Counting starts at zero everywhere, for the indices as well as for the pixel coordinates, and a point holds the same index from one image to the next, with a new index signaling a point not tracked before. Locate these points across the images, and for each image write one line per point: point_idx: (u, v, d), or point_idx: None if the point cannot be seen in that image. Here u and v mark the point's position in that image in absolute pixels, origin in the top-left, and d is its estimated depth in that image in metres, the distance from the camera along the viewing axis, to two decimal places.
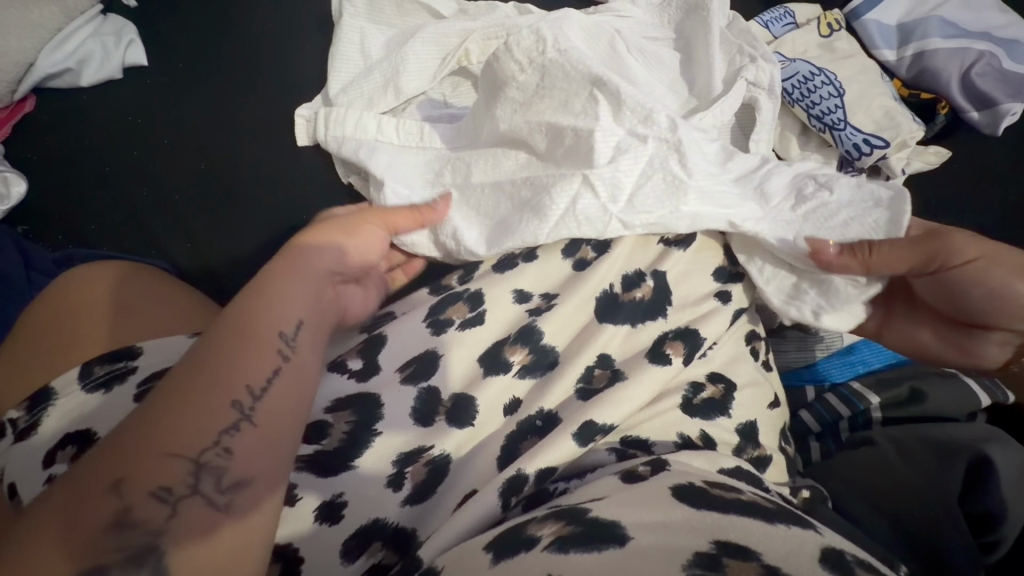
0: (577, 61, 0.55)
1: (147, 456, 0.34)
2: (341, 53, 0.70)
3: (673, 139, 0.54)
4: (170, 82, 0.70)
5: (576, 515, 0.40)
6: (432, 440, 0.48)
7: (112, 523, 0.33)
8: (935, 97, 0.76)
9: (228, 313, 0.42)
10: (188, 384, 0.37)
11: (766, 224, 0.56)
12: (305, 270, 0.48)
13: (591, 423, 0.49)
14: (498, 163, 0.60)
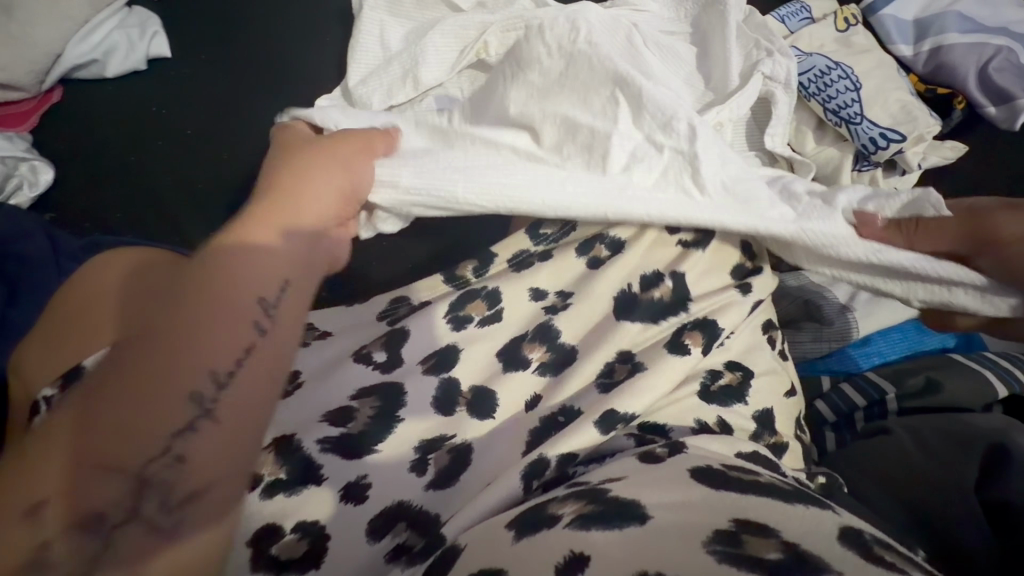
0: (602, 55, 0.59)
1: (90, 466, 0.32)
2: (362, 44, 0.71)
3: (688, 151, 0.54)
4: (193, 73, 0.71)
5: (596, 495, 0.41)
6: (454, 428, 0.49)
7: (28, 563, 0.31)
8: (951, 92, 0.76)
9: (178, 291, 0.38)
10: (133, 383, 0.34)
11: (816, 224, 0.53)
12: (274, 237, 0.44)
13: (614, 411, 0.50)
14: (498, 137, 0.59)
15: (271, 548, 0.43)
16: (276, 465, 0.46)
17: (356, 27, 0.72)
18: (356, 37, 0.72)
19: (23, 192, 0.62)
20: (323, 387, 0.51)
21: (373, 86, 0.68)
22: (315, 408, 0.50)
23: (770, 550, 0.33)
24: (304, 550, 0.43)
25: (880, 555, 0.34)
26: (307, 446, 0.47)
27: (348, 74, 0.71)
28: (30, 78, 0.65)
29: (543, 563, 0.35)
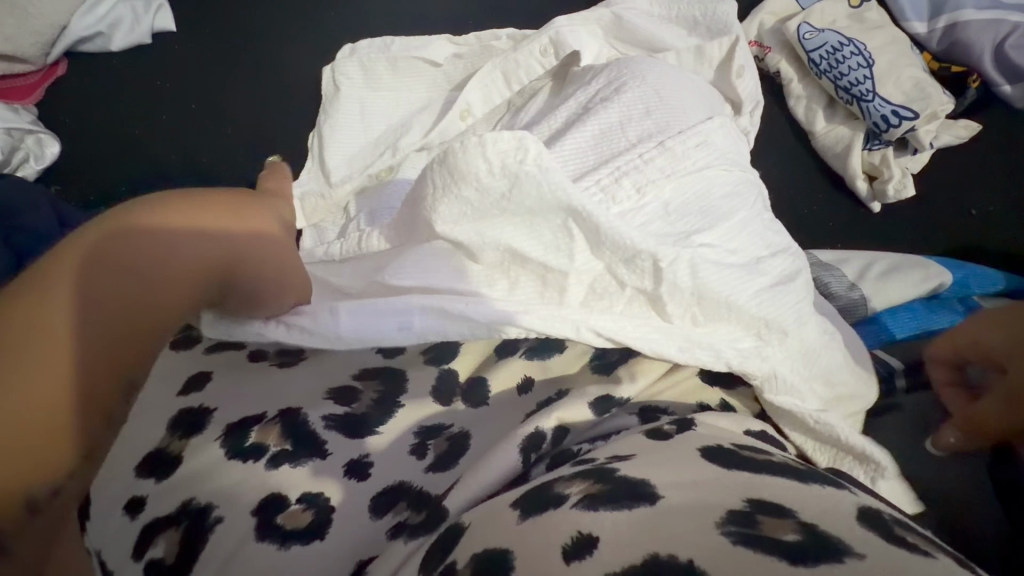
0: (552, 185, 0.46)
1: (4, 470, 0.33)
2: (342, 117, 0.68)
3: (651, 290, 0.48)
4: (193, 45, 0.70)
5: (604, 474, 0.41)
6: (452, 416, 0.50)
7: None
8: (967, 69, 0.74)
9: (101, 289, 0.40)
10: (71, 382, 0.36)
11: (784, 364, 0.50)
12: (171, 253, 0.44)
13: (609, 397, 0.51)
14: (442, 279, 0.51)
15: (276, 518, 0.43)
16: (280, 436, 0.47)
17: (333, 102, 0.68)
18: (331, 111, 0.68)
19: (29, 164, 0.63)
20: (327, 362, 0.53)
21: (346, 155, 0.67)
22: (318, 385, 0.51)
23: (788, 531, 0.33)
24: (309, 521, 0.43)
25: (900, 535, 0.33)
26: (312, 421, 0.48)
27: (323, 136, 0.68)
28: (35, 49, 0.64)
29: (553, 542, 0.35)
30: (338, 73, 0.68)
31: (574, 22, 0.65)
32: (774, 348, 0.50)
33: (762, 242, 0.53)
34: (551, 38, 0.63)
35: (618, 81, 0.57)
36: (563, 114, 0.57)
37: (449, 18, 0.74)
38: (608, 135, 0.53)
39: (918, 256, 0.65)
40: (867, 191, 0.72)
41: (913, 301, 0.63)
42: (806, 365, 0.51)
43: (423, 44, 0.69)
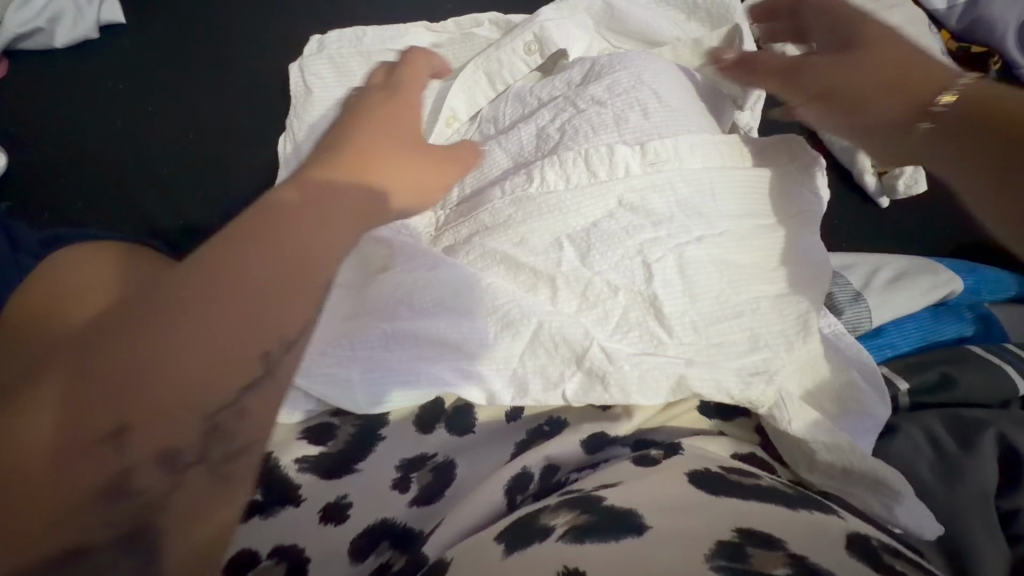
0: (563, 210, 0.46)
1: (62, 425, 0.28)
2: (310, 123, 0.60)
3: (647, 292, 0.44)
4: (151, 40, 0.65)
5: (590, 503, 0.39)
6: (434, 445, 0.47)
7: (105, 489, 0.28)
8: (988, 50, 0.69)
9: (282, 238, 0.35)
10: (242, 338, 0.32)
11: (786, 383, 0.44)
12: (292, 228, 0.35)
13: (603, 435, 0.48)
14: (442, 291, 0.46)
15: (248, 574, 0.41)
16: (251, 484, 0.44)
17: (305, 105, 0.61)
18: (300, 117, 0.60)
19: None
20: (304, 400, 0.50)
21: None
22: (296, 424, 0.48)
23: (778, 565, 0.31)
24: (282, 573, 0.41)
25: (888, 562, 0.33)
26: (286, 465, 0.45)
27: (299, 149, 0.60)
28: None
29: None
30: (307, 74, 0.61)
31: (561, 13, 0.60)
32: (781, 360, 0.44)
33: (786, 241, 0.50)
34: (535, 34, 0.58)
35: (610, 78, 0.51)
36: (553, 117, 0.51)
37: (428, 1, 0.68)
38: (605, 125, 0.49)
39: (925, 260, 0.62)
40: (876, 185, 0.67)
41: (918, 311, 0.60)
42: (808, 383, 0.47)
43: (398, 35, 0.63)
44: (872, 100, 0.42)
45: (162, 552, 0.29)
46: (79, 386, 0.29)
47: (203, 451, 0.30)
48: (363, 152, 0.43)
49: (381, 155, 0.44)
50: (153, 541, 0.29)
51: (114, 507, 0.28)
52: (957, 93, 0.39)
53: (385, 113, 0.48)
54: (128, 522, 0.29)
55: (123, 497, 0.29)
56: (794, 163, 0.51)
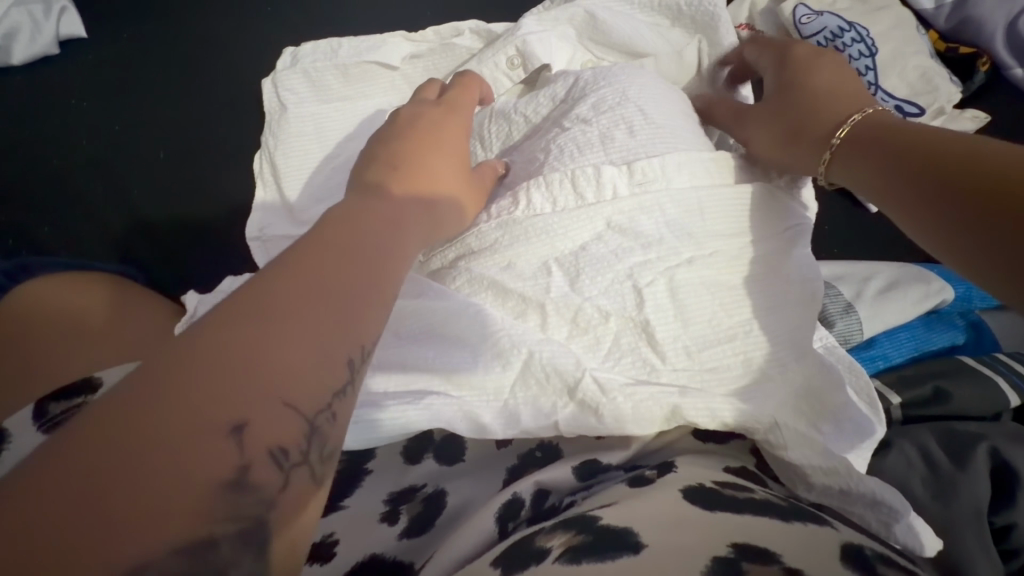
0: (550, 233, 0.44)
1: (168, 418, 0.24)
2: (288, 140, 0.58)
3: (639, 318, 0.43)
4: (114, 54, 0.62)
5: (586, 523, 0.38)
6: (422, 476, 0.45)
7: (224, 484, 0.25)
8: (976, 51, 0.68)
9: (364, 243, 0.34)
10: (347, 333, 0.30)
11: (784, 412, 0.43)
12: (367, 234, 0.34)
13: (594, 462, 0.45)
14: (428, 320, 0.45)
15: None
16: None
17: (282, 121, 0.59)
18: (277, 134, 0.58)
19: None
20: None
21: (322, 179, 0.57)
22: None
23: None
24: None
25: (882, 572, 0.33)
26: None
27: (276, 168, 0.58)
28: None
29: None
30: (283, 92, 0.59)
31: (542, 25, 0.59)
32: (775, 383, 0.43)
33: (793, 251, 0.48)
34: (517, 47, 0.58)
35: (595, 96, 0.49)
36: (539, 136, 0.50)
37: (406, 9, 0.66)
38: (594, 143, 0.47)
39: (915, 267, 0.61)
40: None
41: (910, 320, 0.60)
42: (810, 407, 0.44)
43: (374, 46, 0.60)
44: (803, 146, 0.45)
45: (273, 559, 0.26)
46: (180, 367, 0.26)
47: (309, 449, 0.27)
48: (423, 169, 0.42)
49: (436, 167, 0.42)
50: (266, 543, 0.26)
51: (228, 507, 0.25)
52: (849, 128, 0.43)
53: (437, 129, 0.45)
54: (240, 521, 0.25)
55: (241, 495, 0.25)
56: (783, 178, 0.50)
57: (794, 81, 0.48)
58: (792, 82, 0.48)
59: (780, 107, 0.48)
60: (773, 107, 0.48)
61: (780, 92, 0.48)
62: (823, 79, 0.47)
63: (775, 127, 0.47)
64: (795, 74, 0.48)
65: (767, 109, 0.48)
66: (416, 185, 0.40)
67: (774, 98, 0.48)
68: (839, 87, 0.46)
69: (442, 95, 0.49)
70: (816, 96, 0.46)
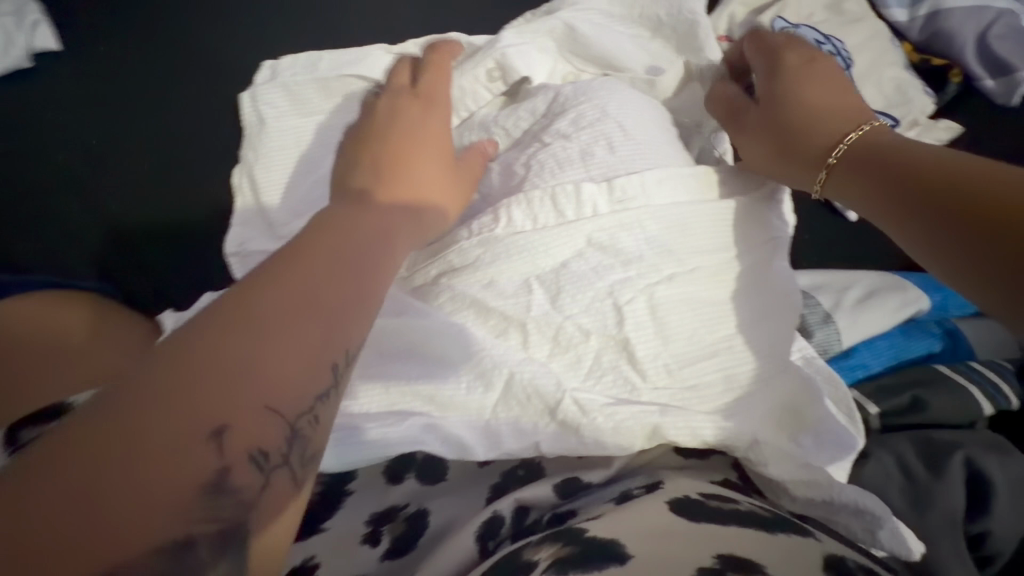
0: (532, 250, 0.44)
1: (156, 422, 0.26)
2: (268, 155, 0.58)
3: (620, 335, 0.43)
4: (87, 68, 0.61)
5: (574, 535, 0.38)
6: (405, 495, 0.45)
7: (205, 486, 0.26)
8: (948, 63, 0.69)
9: (348, 252, 0.36)
10: (331, 339, 0.32)
11: (763, 427, 0.44)
12: (351, 243, 0.37)
13: (575, 479, 0.46)
14: (409, 339, 0.44)
15: None
16: None
17: (262, 136, 0.58)
18: (257, 149, 0.58)
19: None
20: None
21: (302, 194, 0.57)
22: None
23: None
24: None
25: None
26: None
27: (256, 183, 0.57)
28: None
29: None
30: (262, 106, 0.58)
31: (521, 37, 0.58)
32: (757, 401, 0.44)
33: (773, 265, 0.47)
34: (496, 61, 0.57)
35: (575, 111, 0.50)
36: (520, 152, 0.50)
37: (385, 20, 0.65)
38: (575, 159, 0.47)
39: (893, 277, 0.62)
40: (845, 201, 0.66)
41: (888, 329, 0.60)
42: (790, 421, 0.45)
43: (355, 59, 0.60)
44: (793, 160, 0.46)
45: (253, 555, 0.28)
46: (168, 372, 0.27)
47: (289, 452, 0.30)
48: (403, 163, 0.45)
49: (415, 170, 0.45)
50: (243, 543, 0.28)
51: (209, 506, 0.26)
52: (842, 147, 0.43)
53: (413, 125, 0.48)
54: (219, 521, 0.27)
55: (221, 497, 0.27)
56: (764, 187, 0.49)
57: (783, 88, 0.47)
58: (783, 90, 0.47)
59: (769, 117, 0.47)
60: (761, 116, 0.47)
61: (768, 101, 0.47)
62: (811, 88, 0.46)
63: (766, 137, 0.47)
64: (793, 79, 0.47)
65: (757, 120, 0.47)
66: (396, 185, 0.44)
67: (763, 106, 0.48)
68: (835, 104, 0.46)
69: (415, 83, 0.52)
70: (807, 109, 0.46)
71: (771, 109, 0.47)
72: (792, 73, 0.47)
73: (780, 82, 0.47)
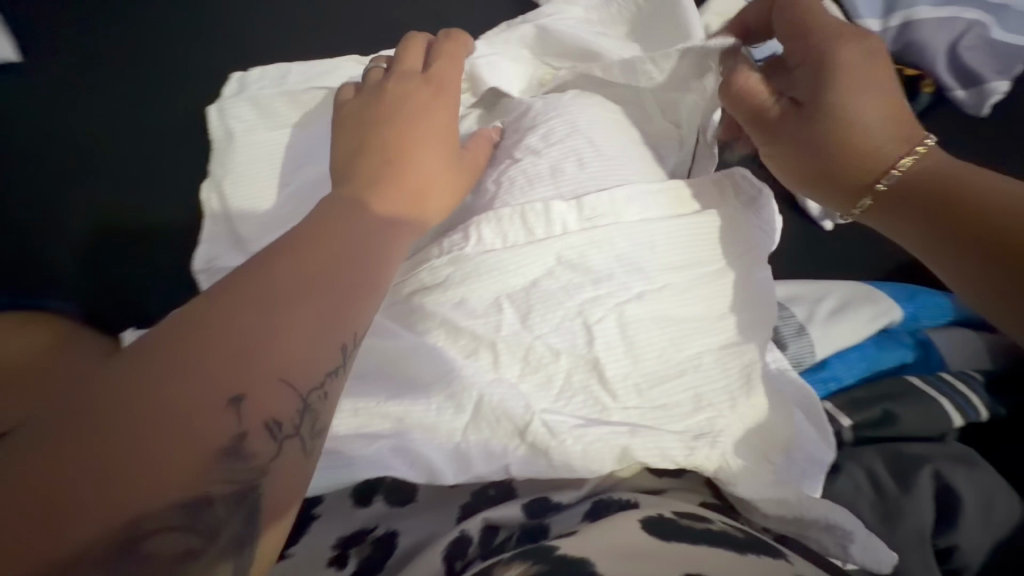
0: (502, 269, 0.44)
1: (179, 387, 0.28)
2: (236, 169, 0.56)
3: (590, 355, 0.43)
4: (51, 80, 0.60)
5: (544, 552, 0.37)
6: (374, 519, 0.44)
7: (222, 451, 0.28)
8: (920, 73, 0.69)
9: (354, 240, 0.38)
10: (340, 319, 0.34)
11: (732, 445, 0.44)
12: (356, 232, 0.38)
13: (544, 499, 0.45)
14: (379, 360, 0.44)
15: None
16: None
17: (229, 149, 0.57)
18: (225, 163, 0.57)
19: None
20: None
21: (273, 209, 0.56)
22: None
23: None
24: None
25: None
26: None
27: (225, 198, 0.56)
28: None
29: None
30: (228, 119, 0.57)
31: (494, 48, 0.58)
32: (726, 420, 0.44)
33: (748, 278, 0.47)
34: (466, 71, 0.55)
35: (545, 126, 0.49)
36: (491, 167, 0.49)
37: (358, 32, 0.64)
38: (545, 175, 0.47)
39: (866, 287, 0.63)
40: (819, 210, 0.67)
41: (862, 341, 0.61)
42: (761, 438, 0.45)
43: (326, 71, 0.59)
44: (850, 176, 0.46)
45: (265, 515, 0.30)
46: (189, 344, 0.29)
47: (301, 424, 0.31)
48: (406, 153, 0.45)
49: (423, 155, 0.45)
50: (256, 506, 0.29)
51: (225, 468, 0.28)
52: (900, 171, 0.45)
53: (416, 113, 0.47)
54: (235, 484, 0.29)
55: (235, 461, 0.29)
56: (743, 196, 0.48)
57: (840, 92, 0.44)
58: (845, 95, 0.44)
59: (822, 128, 0.45)
60: (812, 125, 0.45)
61: (824, 109, 0.45)
62: (864, 93, 0.44)
63: (824, 153, 0.46)
64: (845, 84, 0.44)
65: (810, 130, 0.46)
66: (401, 177, 0.43)
67: (818, 114, 0.45)
68: (886, 120, 0.45)
69: (426, 67, 0.50)
70: (875, 126, 0.45)
71: (827, 121, 0.45)
72: (847, 83, 0.44)
73: (832, 94, 0.44)
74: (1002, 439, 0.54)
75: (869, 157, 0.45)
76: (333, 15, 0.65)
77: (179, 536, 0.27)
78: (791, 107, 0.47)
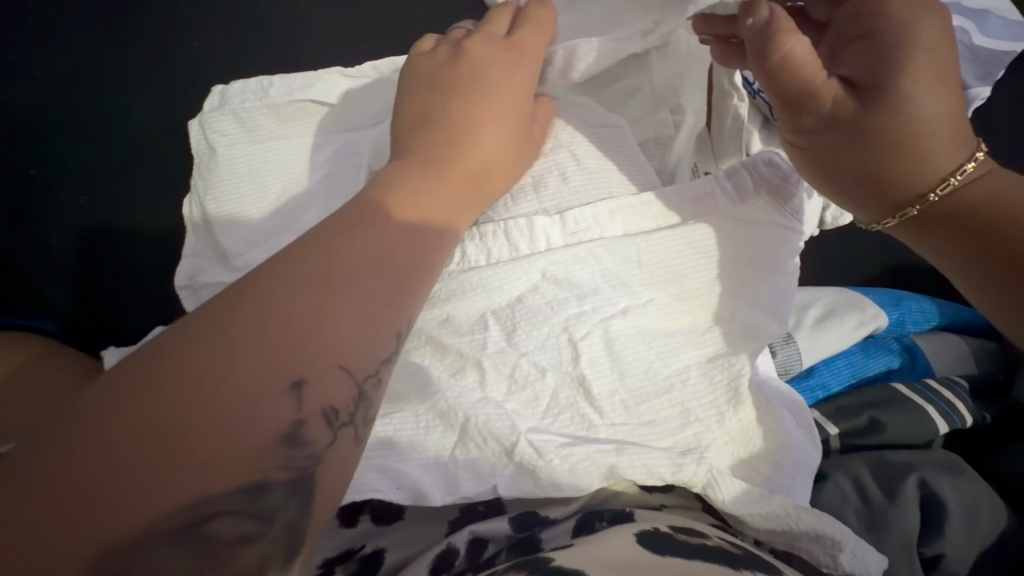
0: (487, 287, 0.44)
1: (240, 371, 0.28)
2: (220, 182, 0.55)
3: (575, 373, 0.43)
4: (27, 98, 0.60)
5: (537, 566, 0.36)
6: (361, 538, 0.44)
7: (280, 437, 0.29)
8: None
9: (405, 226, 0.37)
10: (394, 305, 0.33)
11: (719, 458, 0.44)
12: (409, 217, 0.37)
13: (532, 513, 0.44)
14: None
15: None
16: None
17: (212, 164, 0.56)
18: (208, 177, 0.56)
19: None
20: None
21: (258, 221, 0.54)
22: None
23: None
24: None
25: None
26: None
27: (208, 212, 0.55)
28: None
29: None
30: (211, 133, 0.56)
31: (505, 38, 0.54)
32: (713, 434, 0.43)
33: (741, 289, 0.46)
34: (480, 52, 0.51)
35: None
36: None
37: (338, 44, 0.64)
38: (530, 191, 0.47)
39: (852, 293, 0.64)
40: None
41: (847, 348, 0.61)
42: (745, 450, 0.45)
43: (310, 83, 0.58)
44: (901, 173, 0.42)
45: (315, 506, 0.30)
46: (248, 328, 0.29)
47: (356, 412, 0.31)
48: (462, 130, 0.43)
49: (480, 133, 0.43)
50: (310, 493, 0.29)
51: (283, 455, 0.29)
52: (956, 183, 0.42)
53: (483, 89, 0.44)
54: (292, 470, 0.29)
55: (293, 448, 0.29)
56: (761, 197, 0.46)
57: (903, 82, 0.40)
58: (912, 84, 0.40)
59: (879, 109, 0.40)
60: (867, 111, 0.41)
61: (886, 96, 0.40)
62: (925, 87, 0.40)
63: (874, 142, 0.41)
64: (913, 77, 0.40)
65: (868, 114, 0.41)
66: (449, 160, 0.42)
67: (880, 99, 0.41)
68: (948, 116, 0.41)
69: (510, 28, 0.47)
70: (933, 126, 0.41)
71: (882, 108, 0.40)
72: (914, 69, 0.40)
73: (903, 81, 0.40)
74: (985, 444, 0.55)
75: (919, 160, 0.41)
76: (313, 27, 0.64)
77: (236, 518, 0.27)
78: (846, 87, 0.41)
